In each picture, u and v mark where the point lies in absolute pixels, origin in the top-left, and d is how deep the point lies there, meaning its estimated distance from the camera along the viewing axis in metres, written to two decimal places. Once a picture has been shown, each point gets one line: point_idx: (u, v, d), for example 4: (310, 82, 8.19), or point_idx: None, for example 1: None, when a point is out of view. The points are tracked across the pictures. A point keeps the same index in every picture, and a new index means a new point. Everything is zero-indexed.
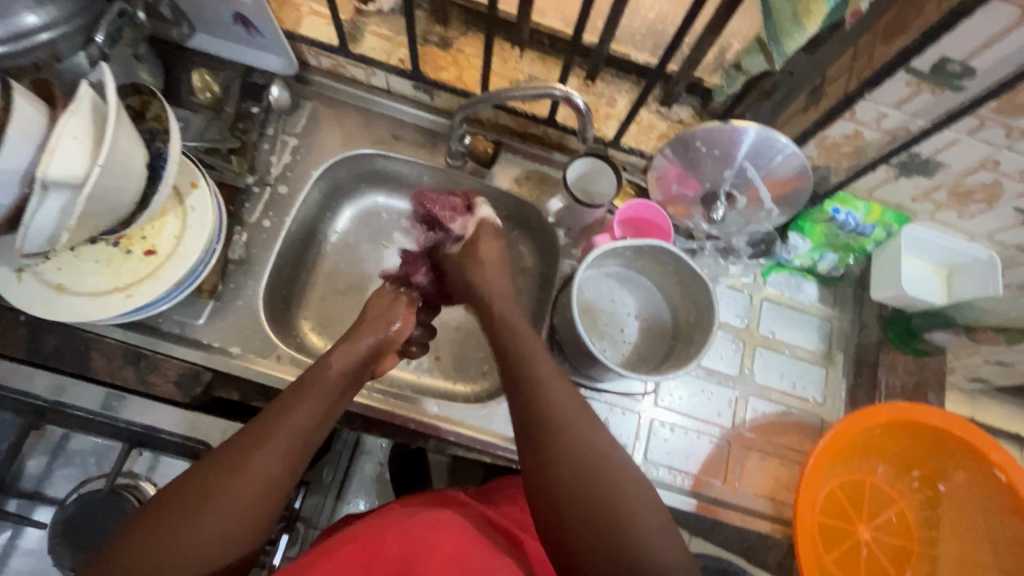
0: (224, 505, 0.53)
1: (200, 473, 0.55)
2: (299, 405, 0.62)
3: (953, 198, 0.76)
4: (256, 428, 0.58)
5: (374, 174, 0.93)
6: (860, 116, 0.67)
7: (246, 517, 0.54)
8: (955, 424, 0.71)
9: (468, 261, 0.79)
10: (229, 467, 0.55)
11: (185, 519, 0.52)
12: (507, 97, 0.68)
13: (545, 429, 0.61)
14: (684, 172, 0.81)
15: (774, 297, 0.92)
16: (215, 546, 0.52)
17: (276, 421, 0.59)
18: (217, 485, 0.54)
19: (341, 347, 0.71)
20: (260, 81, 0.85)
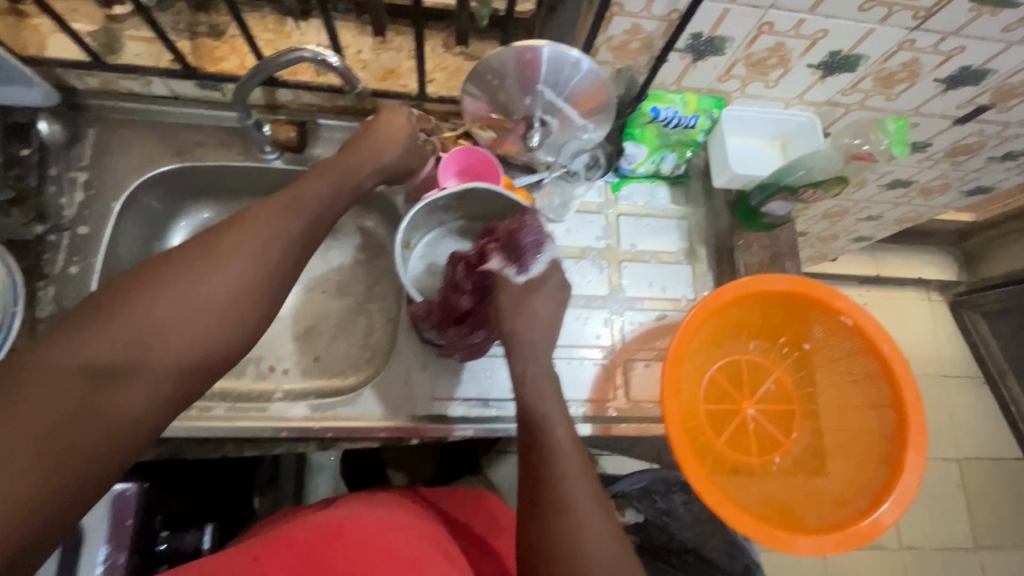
0: (203, 286, 0.48)
1: (166, 268, 0.48)
2: (250, 226, 0.52)
3: (751, 70, 0.77)
4: (220, 225, 0.51)
5: (193, 189, 0.87)
6: (629, 7, 0.66)
7: (232, 300, 0.49)
8: (796, 284, 0.73)
9: (521, 310, 0.64)
10: (183, 271, 0.48)
11: (151, 316, 0.45)
12: (262, 71, 0.65)
13: (545, 490, 0.53)
14: (492, 107, 0.78)
15: (629, 211, 0.92)
16: (173, 350, 0.46)
17: (253, 223, 0.53)
18: (143, 296, 0.46)
19: (344, 146, 0.64)
20: (22, 119, 0.77)
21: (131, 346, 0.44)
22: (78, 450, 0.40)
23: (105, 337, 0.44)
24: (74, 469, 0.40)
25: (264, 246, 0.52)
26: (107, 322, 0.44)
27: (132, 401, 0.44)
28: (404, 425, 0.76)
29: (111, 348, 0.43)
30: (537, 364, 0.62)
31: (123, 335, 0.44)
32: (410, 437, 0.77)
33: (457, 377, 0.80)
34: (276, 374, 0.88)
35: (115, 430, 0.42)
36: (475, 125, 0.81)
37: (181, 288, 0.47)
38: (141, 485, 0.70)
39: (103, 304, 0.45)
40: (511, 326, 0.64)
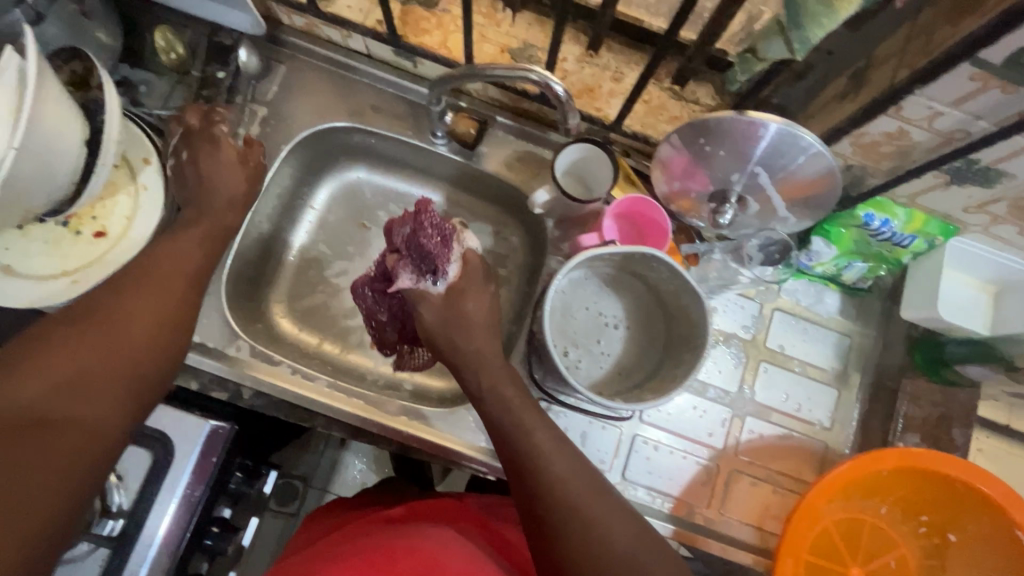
0: (98, 335, 0.50)
1: (99, 310, 0.52)
2: (145, 285, 0.56)
3: (1013, 212, 0.63)
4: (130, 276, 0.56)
5: (354, 147, 0.85)
6: (907, 113, 0.55)
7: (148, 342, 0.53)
8: (971, 476, 0.62)
9: (456, 324, 0.65)
10: (120, 303, 0.53)
11: (64, 340, 0.48)
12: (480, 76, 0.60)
13: (547, 509, 0.51)
14: (691, 165, 0.71)
15: (787, 307, 0.82)
16: (116, 366, 0.49)
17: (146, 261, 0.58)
18: (108, 309, 0.52)
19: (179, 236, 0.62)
20: (225, 41, 0.78)
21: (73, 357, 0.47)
22: (62, 435, 0.44)
23: (46, 367, 0.46)
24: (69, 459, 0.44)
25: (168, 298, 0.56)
26: (86, 322, 0.50)
27: (85, 429, 0.46)
28: (487, 459, 0.74)
29: (45, 387, 0.45)
30: (553, 443, 0.55)
31: (85, 356, 0.48)
32: (490, 472, 0.75)
33: None
34: (373, 353, 0.85)
35: (69, 472, 0.44)
36: (659, 172, 0.73)
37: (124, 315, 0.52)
38: (233, 427, 0.71)
39: (70, 332, 0.49)
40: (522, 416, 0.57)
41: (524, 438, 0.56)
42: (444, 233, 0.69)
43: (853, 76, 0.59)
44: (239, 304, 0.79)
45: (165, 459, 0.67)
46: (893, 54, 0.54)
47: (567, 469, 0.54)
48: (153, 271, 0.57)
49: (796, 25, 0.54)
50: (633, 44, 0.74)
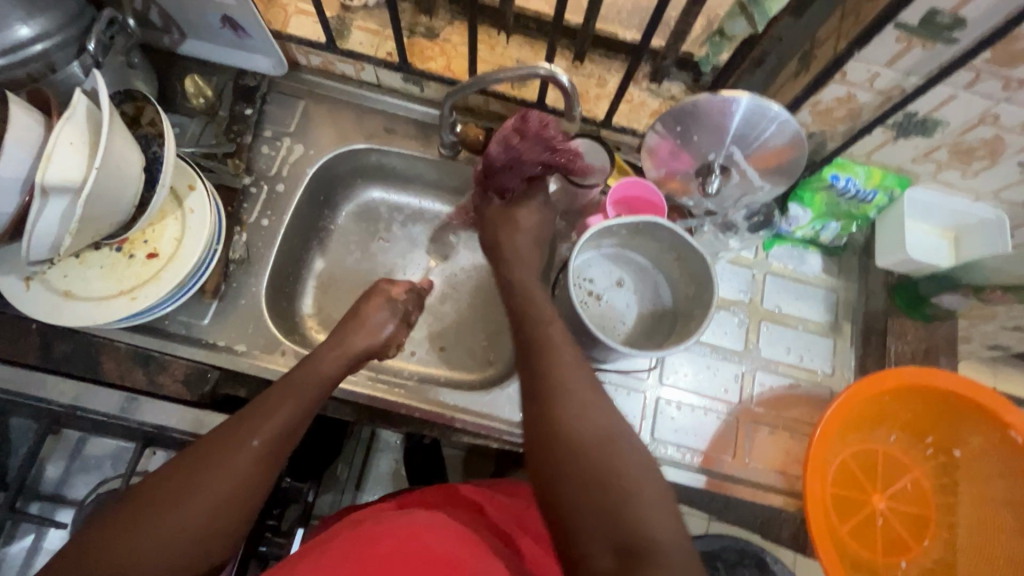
0: (217, 476, 0.53)
1: (218, 450, 0.55)
2: (287, 398, 0.61)
3: (953, 157, 0.74)
4: (274, 392, 0.62)
5: (371, 169, 0.94)
6: (851, 77, 0.66)
7: (256, 482, 0.55)
8: (963, 386, 0.70)
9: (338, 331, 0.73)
10: (253, 421, 0.58)
11: (206, 482, 0.53)
12: (493, 80, 0.69)
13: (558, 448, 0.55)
14: (676, 147, 0.80)
15: (779, 271, 0.91)
16: (226, 515, 0.53)
17: (276, 389, 0.62)
18: (254, 422, 0.58)
19: (334, 347, 0.70)
20: (252, 83, 0.87)
21: (250, 483, 0.55)
22: (224, 495, 0.53)
23: (167, 508, 0.51)
24: (223, 519, 0.53)
25: (303, 410, 0.62)
26: (204, 463, 0.54)
27: (216, 499, 0.53)
28: (524, 431, 0.79)
29: (193, 523, 0.51)
30: (571, 361, 0.61)
31: (210, 501, 0.52)
32: (528, 445, 0.79)
33: None
34: (403, 354, 0.92)
35: (204, 524, 0.52)
36: (649, 160, 0.83)
37: (251, 434, 0.57)
38: None
39: (187, 473, 0.53)
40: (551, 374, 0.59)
41: (546, 387, 0.59)
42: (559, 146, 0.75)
43: (803, 55, 0.70)
44: (279, 316, 0.84)
45: None
46: (832, 33, 0.65)
47: (590, 409, 0.57)
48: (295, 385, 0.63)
49: None
50: (614, 55, 0.86)
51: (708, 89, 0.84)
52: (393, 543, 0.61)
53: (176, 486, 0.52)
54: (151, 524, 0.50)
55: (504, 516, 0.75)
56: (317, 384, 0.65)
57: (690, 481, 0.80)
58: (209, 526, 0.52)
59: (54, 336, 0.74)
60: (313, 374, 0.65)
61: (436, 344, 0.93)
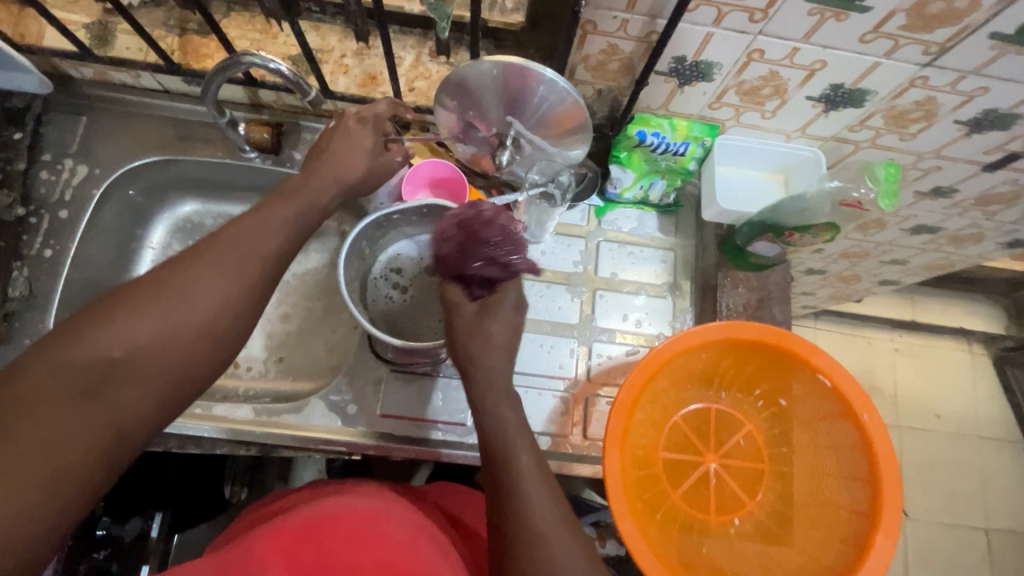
0: (125, 326, 0.44)
1: (121, 304, 0.45)
2: (210, 261, 0.49)
3: (744, 99, 0.71)
4: (213, 245, 0.50)
5: (178, 181, 0.89)
6: (603, 27, 0.62)
7: (176, 338, 0.45)
8: (768, 334, 0.68)
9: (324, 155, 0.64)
10: (167, 274, 0.47)
11: (109, 327, 0.43)
12: (212, 78, 0.66)
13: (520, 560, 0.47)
14: (467, 121, 0.75)
15: (613, 237, 0.88)
16: (156, 361, 0.44)
17: (216, 236, 0.51)
18: (180, 274, 0.47)
19: (282, 198, 0.58)
20: (20, 104, 0.80)
21: (169, 340, 0.45)
22: (117, 356, 0.43)
23: (53, 363, 0.41)
24: (122, 385, 0.43)
25: (238, 268, 0.50)
26: (101, 313, 0.44)
27: (118, 350, 0.43)
28: (344, 438, 0.75)
29: (83, 372, 0.42)
30: (519, 430, 0.54)
31: (112, 356, 0.43)
32: (352, 451, 0.76)
33: (406, 397, 0.78)
34: (238, 372, 0.88)
35: (100, 384, 0.42)
36: (450, 138, 0.79)
37: (173, 287, 0.46)
38: None
39: (82, 321, 0.43)
40: (490, 401, 0.55)
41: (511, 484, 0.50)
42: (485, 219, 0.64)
43: None
44: None
45: None
46: None
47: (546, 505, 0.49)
48: (252, 247, 0.51)
49: None
50: (407, 31, 0.82)
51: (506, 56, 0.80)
52: (355, 527, 0.58)
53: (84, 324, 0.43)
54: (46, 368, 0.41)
55: (450, 499, 0.80)
56: (267, 244, 0.53)
57: None
58: (126, 378, 0.43)
59: None
60: (265, 224, 0.54)
61: (275, 355, 0.90)
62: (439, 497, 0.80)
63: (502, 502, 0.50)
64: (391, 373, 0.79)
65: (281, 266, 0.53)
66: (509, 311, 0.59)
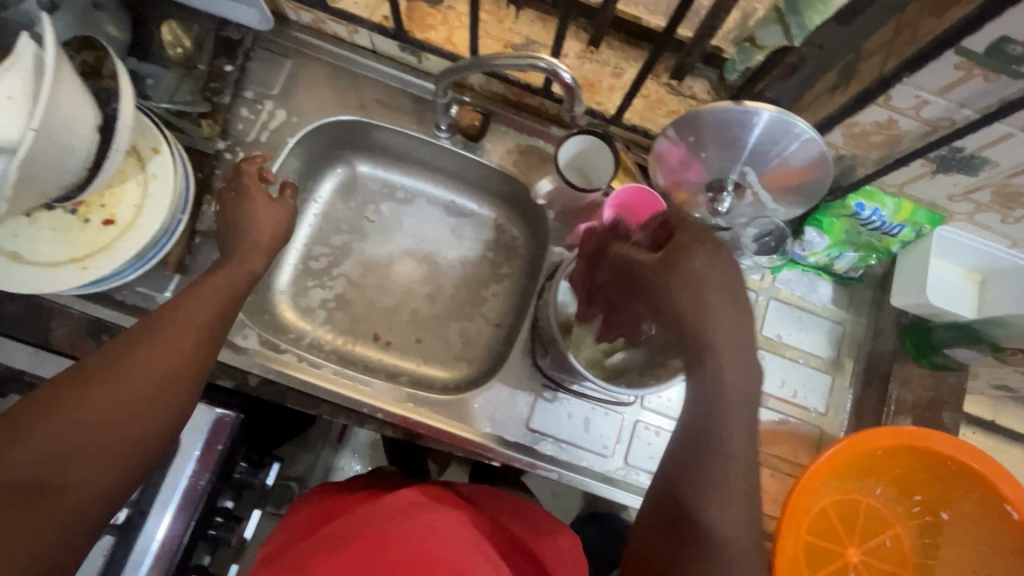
0: (55, 415, 0.45)
1: (86, 384, 0.47)
2: (153, 344, 0.51)
3: (996, 200, 0.66)
4: (137, 327, 0.52)
5: (359, 141, 0.88)
6: (896, 101, 0.58)
7: (127, 425, 0.48)
8: (961, 452, 0.64)
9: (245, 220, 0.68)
10: (124, 351, 0.50)
11: (74, 409, 0.46)
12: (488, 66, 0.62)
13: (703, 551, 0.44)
14: (688, 157, 0.73)
15: (785, 298, 0.84)
16: (109, 449, 0.47)
17: (147, 321, 0.53)
18: (132, 354, 0.50)
19: (226, 271, 0.62)
20: (235, 36, 0.79)
21: (106, 428, 0.47)
22: (87, 443, 0.46)
23: (38, 441, 0.44)
24: (69, 471, 0.45)
25: (174, 348, 0.52)
26: (43, 394, 0.46)
27: (66, 434, 0.45)
28: (490, 444, 0.75)
29: (32, 459, 0.43)
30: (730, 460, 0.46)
31: (71, 442, 0.45)
32: (495, 458, 0.76)
33: (555, 415, 0.77)
34: (377, 344, 0.86)
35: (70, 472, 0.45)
36: (655, 166, 0.76)
37: (123, 366, 0.49)
38: (237, 415, 0.72)
39: (41, 403, 0.45)
40: (730, 451, 0.45)
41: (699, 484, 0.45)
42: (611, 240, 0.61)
43: (844, 68, 0.62)
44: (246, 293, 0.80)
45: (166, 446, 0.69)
46: (882, 46, 0.57)
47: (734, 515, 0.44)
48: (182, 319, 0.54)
49: None
50: (633, 42, 0.78)
51: (734, 92, 0.77)
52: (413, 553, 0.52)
53: (46, 406, 0.45)
54: (13, 455, 0.43)
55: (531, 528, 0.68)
56: (209, 317, 0.57)
57: None
58: (57, 472, 0.44)
59: (4, 297, 0.70)
60: (198, 314, 0.55)
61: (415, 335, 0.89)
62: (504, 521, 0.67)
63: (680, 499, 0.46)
64: (543, 390, 0.77)
65: (207, 353, 0.55)
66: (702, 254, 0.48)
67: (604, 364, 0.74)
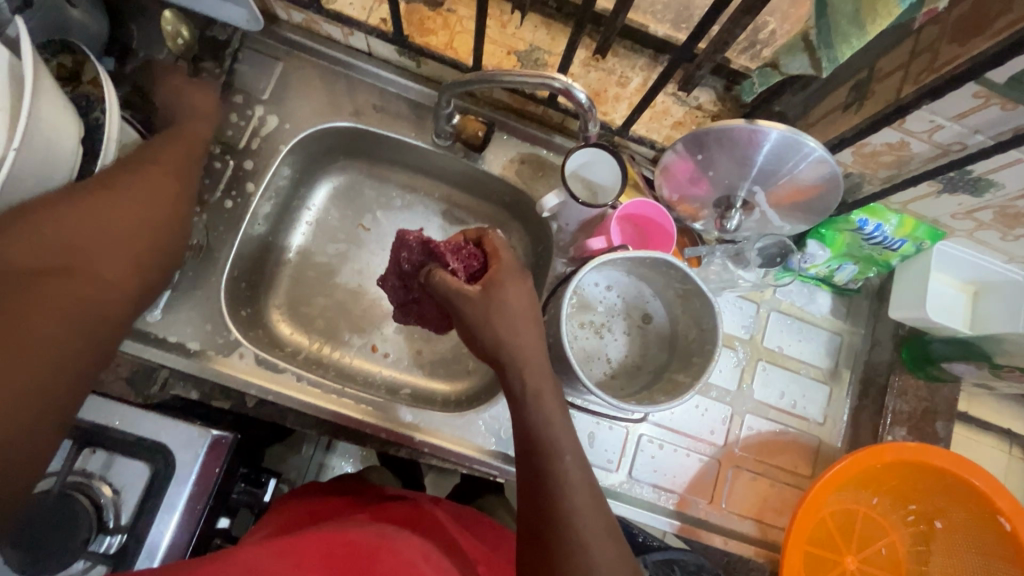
0: (63, 228, 0.53)
1: (63, 212, 0.53)
2: (127, 188, 0.58)
3: (999, 220, 0.67)
4: (110, 173, 0.58)
5: (353, 147, 0.84)
6: (910, 125, 0.57)
7: (132, 246, 0.58)
8: (958, 465, 0.66)
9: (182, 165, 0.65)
10: (98, 192, 0.56)
11: (74, 218, 0.54)
12: (499, 81, 0.60)
13: (559, 509, 0.48)
14: (695, 171, 0.72)
15: (786, 309, 0.84)
16: (138, 233, 0.59)
17: (120, 170, 0.59)
18: (109, 193, 0.57)
19: (180, 150, 0.65)
20: (222, 36, 0.75)
21: (78, 240, 0.54)
22: (43, 253, 0.52)
23: (48, 233, 0.52)
24: (64, 271, 0.52)
25: (152, 191, 0.60)
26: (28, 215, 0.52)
27: (21, 239, 0.50)
28: (496, 462, 0.74)
29: (55, 246, 0.52)
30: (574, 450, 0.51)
31: (58, 244, 0.52)
32: (500, 475, 0.75)
33: None
34: (375, 356, 0.84)
35: (75, 269, 0.53)
36: (662, 180, 0.74)
37: (102, 197, 0.56)
38: (234, 437, 0.70)
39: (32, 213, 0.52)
40: (554, 430, 0.52)
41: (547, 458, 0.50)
42: (456, 249, 0.63)
43: (857, 88, 0.62)
44: (240, 309, 0.78)
45: (163, 470, 0.66)
46: (898, 68, 0.56)
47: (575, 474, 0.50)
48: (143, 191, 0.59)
49: (826, 43, 0.54)
50: (640, 50, 0.76)
51: (742, 103, 0.75)
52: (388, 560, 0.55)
53: (75, 209, 0.54)
54: (35, 236, 0.51)
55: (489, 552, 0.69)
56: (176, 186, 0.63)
57: (661, 524, 0.77)
58: (86, 239, 0.54)
59: None
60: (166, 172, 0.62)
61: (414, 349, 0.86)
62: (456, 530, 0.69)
63: (536, 471, 0.50)
64: None
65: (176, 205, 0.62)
66: (495, 309, 0.56)
67: (643, 326, 0.79)
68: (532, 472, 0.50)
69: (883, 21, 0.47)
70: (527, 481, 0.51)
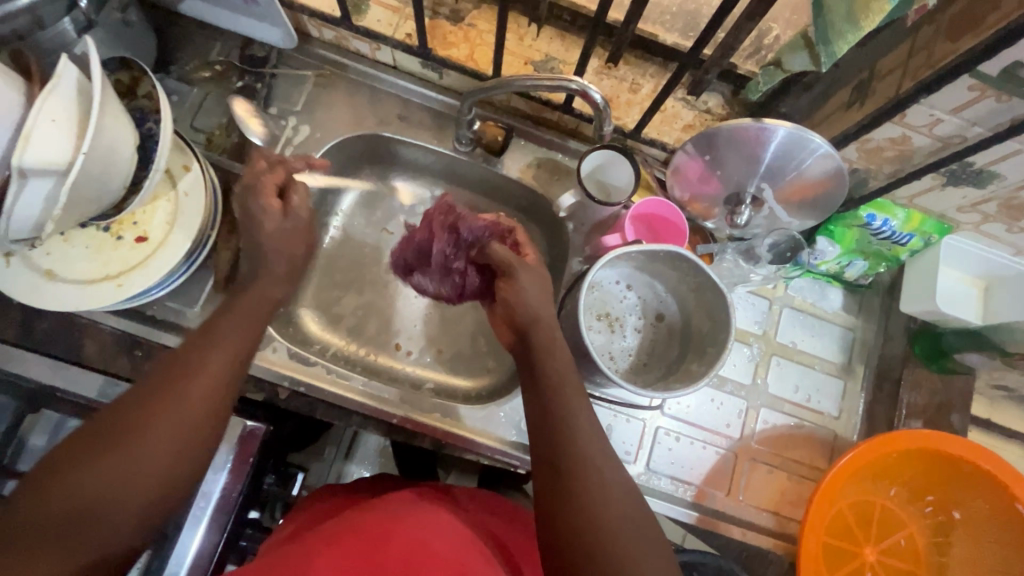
0: (119, 453, 0.47)
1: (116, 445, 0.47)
2: (200, 372, 0.52)
3: (1004, 211, 0.69)
4: (187, 359, 0.53)
5: (377, 154, 0.89)
6: (911, 120, 0.60)
7: (184, 454, 0.50)
8: (972, 453, 0.67)
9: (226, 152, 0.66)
10: (173, 391, 0.51)
11: (127, 448, 0.47)
12: (518, 86, 0.64)
13: (576, 477, 0.51)
14: (706, 170, 0.75)
15: (798, 305, 0.86)
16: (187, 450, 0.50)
17: (198, 349, 0.54)
18: (179, 392, 0.51)
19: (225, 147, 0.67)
20: (259, 53, 0.81)
21: (129, 465, 0.47)
22: (84, 486, 0.45)
23: (98, 464, 0.46)
24: (94, 508, 0.45)
25: (220, 381, 0.53)
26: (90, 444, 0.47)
27: (75, 474, 0.45)
28: (516, 452, 0.77)
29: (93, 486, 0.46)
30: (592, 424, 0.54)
31: (104, 475, 0.46)
32: (520, 465, 0.78)
33: None
34: (398, 354, 0.88)
35: (110, 496, 0.46)
36: (674, 179, 0.78)
37: (170, 406, 0.50)
38: (266, 427, 0.73)
39: (90, 444, 0.47)
40: (567, 404, 0.54)
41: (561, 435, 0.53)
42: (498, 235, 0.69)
43: (858, 86, 0.65)
44: None
45: None
46: (897, 66, 0.60)
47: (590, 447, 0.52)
48: (204, 370, 0.53)
49: (824, 40, 0.58)
50: (650, 58, 0.80)
51: (749, 106, 0.79)
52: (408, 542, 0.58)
53: (132, 426, 0.48)
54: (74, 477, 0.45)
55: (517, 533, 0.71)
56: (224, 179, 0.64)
57: (679, 515, 0.78)
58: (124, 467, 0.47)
59: (36, 312, 0.72)
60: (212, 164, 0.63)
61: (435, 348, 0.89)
62: (477, 513, 0.71)
63: (550, 447, 0.53)
64: None
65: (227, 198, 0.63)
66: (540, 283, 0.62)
67: (660, 324, 0.82)
68: (550, 447, 0.53)
69: (875, 17, 0.51)
70: (545, 457, 0.53)
